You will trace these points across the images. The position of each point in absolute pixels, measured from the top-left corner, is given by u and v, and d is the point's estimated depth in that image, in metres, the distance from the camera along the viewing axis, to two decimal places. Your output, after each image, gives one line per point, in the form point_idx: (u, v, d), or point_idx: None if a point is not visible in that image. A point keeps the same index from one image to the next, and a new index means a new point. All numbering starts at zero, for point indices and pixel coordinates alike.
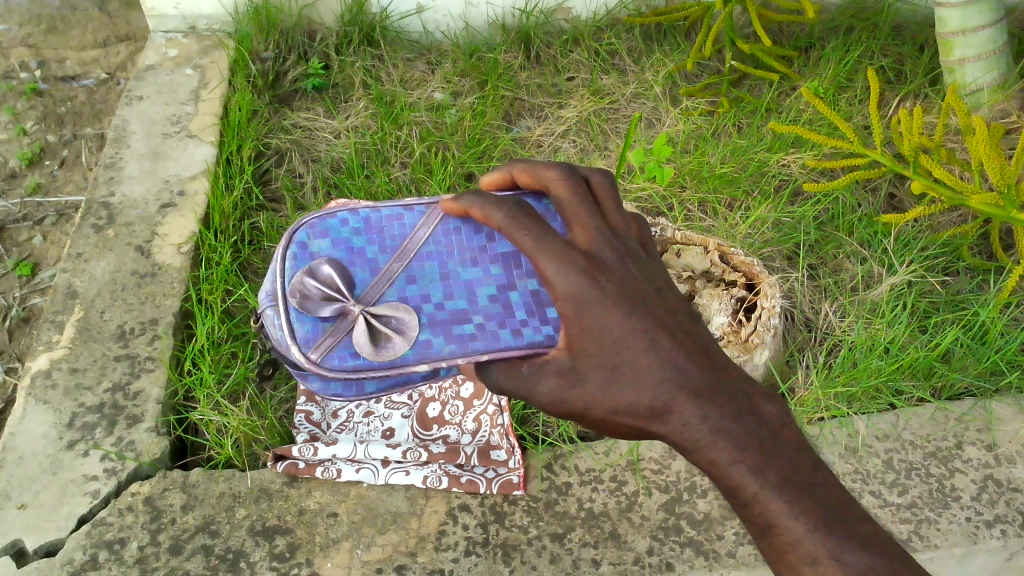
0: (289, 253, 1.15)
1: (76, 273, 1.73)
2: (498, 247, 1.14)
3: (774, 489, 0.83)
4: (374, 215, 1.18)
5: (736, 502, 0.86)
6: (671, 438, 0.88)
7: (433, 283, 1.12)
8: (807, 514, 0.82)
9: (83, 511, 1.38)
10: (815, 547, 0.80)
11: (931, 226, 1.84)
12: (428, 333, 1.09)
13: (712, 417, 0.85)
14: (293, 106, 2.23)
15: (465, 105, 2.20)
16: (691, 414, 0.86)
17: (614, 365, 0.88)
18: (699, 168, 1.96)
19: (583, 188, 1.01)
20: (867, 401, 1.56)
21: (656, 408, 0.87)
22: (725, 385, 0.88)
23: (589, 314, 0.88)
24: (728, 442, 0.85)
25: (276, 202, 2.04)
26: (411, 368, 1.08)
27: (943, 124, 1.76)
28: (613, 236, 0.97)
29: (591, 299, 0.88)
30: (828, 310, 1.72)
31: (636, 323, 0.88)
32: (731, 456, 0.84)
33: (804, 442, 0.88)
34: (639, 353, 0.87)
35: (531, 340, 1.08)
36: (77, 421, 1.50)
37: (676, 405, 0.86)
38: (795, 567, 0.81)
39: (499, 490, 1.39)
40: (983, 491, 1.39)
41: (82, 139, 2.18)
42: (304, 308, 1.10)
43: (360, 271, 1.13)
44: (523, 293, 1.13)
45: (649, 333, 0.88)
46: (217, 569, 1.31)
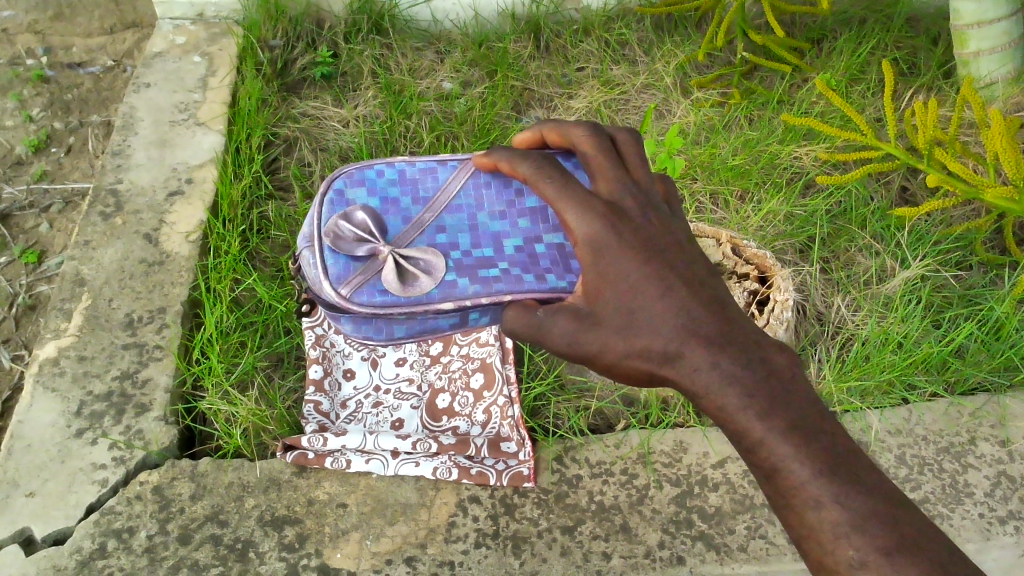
0: (327, 200, 1.22)
1: (83, 261, 1.72)
2: (526, 201, 1.20)
3: (781, 432, 0.77)
4: (409, 169, 1.26)
5: (743, 449, 0.80)
6: (682, 386, 0.83)
7: (462, 233, 1.18)
8: (815, 458, 0.76)
9: (92, 500, 1.38)
10: (819, 490, 0.75)
11: (945, 221, 1.84)
12: (455, 275, 1.13)
13: (721, 362, 0.81)
14: (301, 94, 2.22)
15: (474, 94, 2.18)
16: (701, 358, 0.82)
17: (628, 309, 0.86)
18: (711, 160, 1.94)
19: (609, 146, 1.01)
20: (880, 395, 1.55)
21: (668, 353, 0.83)
22: (737, 335, 0.84)
23: (607, 258, 0.88)
24: (736, 386, 0.80)
25: (284, 191, 2.03)
26: (437, 306, 1.11)
27: (958, 116, 1.73)
28: (637, 189, 0.96)
29: (609, 245, 0.88)
30: (840, 304, 1.72)
31: (653, 271, 0.87)
32: (739, 401, 0.79)
33: (814, 394, 0.82)
34: (653, 297, 0.86)
35: (553, 286, 1.13)
36: (85, 409, 1.49)
37: (688, 350, 0.83)
38: (799, 512, 0.76)
39: (509, 482, 1.38)
40: (996, 488, 1.38)
41: (89, 126, 2.17)
42: (338, 247, 1.15)
43: (393, 219, 1.20)
44: (548, 246, 1.18)
45: (664, 280, 0.86)
46: (226, 559, 1.30)
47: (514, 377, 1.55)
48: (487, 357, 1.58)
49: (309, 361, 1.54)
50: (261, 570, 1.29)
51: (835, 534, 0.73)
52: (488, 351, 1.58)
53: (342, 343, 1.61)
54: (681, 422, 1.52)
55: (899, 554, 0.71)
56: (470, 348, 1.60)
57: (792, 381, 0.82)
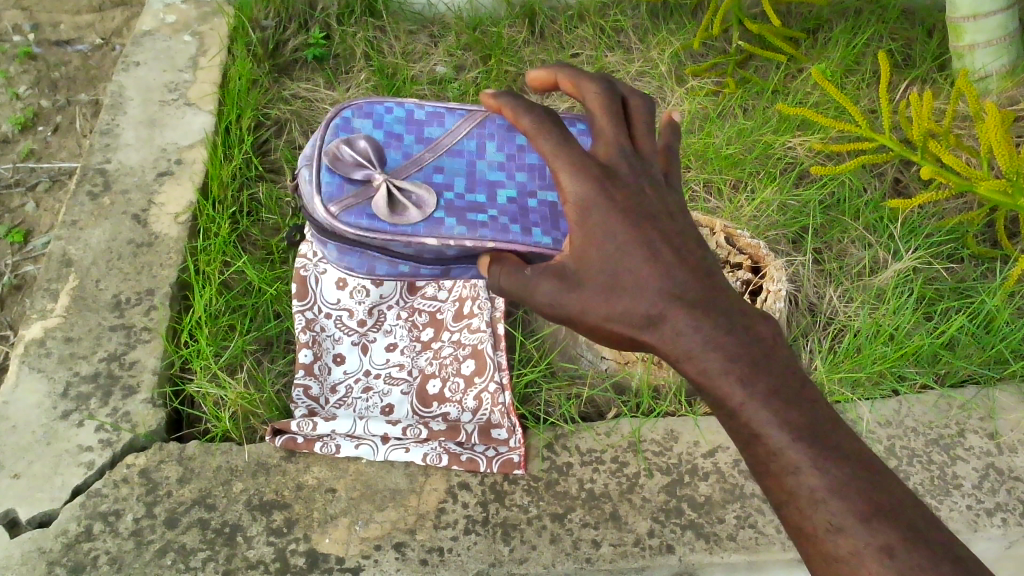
0: (333, 125, 1.26)
1: (70, 241, 1.70)
2: (526, 159, 1.26)
3: (762, 399, 0.77)
4: (418, 111, 1.30)
5: (723, 417, 0.79)
6: (662, 350, 0.83)
7: (459, 177, 1.23)
8: (794, 424, 0.76)
9: (78, 483, 1.36)
10: (799, 456, 0.74)
11: (938, 213, 1.84)
12: (444, 213, 1.18)
13: (705, 327, 0.81)
14: (293, 76, 2.22)
15: (467, 79, 2.18)
16: (685, 324, 0.81)
17: (613, 272, 0.85)
18: (705, 149, 1.95)
19: (617, 106, 0.95)
20: (871, 387, 1.54)
21: (651, 317, 0.82)
22: (722, 303, 0.83)
23: (594, 219, 0.86)
24: (720, 353, 0.79)
25: (275, 173, 2.03)
26: (420, 239, 1.16)
27: (953, 109, 1.73)
28: (635, 156, 0.92)
29: (597, 206, 0.86)
30: (833, 295, 1.72)
31: (639, 235, 0.86)
32: (721, 365, 0.78)
33: (797, 365, 0.81)
34: (638, 261, 0.84)
35: (537, 241, 1.18)
36: (71, 391, 1.48)
37: (671, 314, 0.82)
38: (775, 478, 0.75)
39: (499, 469, 1.38)
40: (984, 479, 1.38)
41: (77, 105, 2.14)
42: (336, 168, 1.19)
43: (394, 153, 1.25)
44: (540, 203, 1.23)
45: (650, 245, 0.85)
46: (214, 543, 1.29)
47: (505, 363, 1.54)
48: (478, 345, 1.58)
49: (298, 346, 1.54)
50: (249, 555, 1.28)
51: (812, 500, 0.73)
52: (481, 339, 1.58)
53: (334, 326, 1.61)
54: (673, 410, 1.52)
55: (874, 519, 0.72)
56: (462, 336, 1.60)
57: (775, 349, 0.82)
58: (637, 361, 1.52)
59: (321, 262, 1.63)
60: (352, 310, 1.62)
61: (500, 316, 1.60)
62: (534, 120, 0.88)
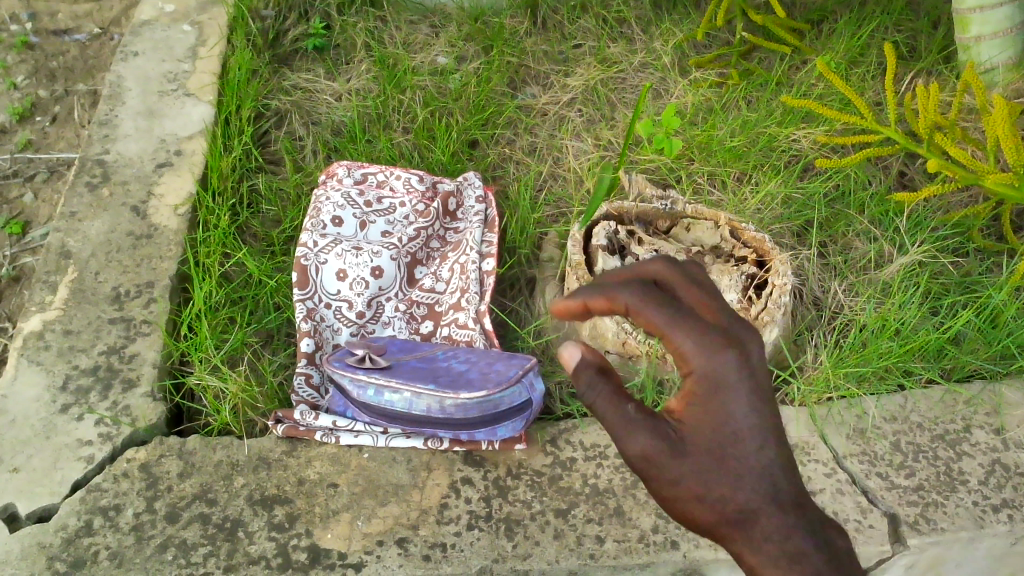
0: None
1: (69, 233, 1.69)
2: None
3: (775, 515, 0.79)
4: None
5: (744, 540, 0.80)
6: (742, 556, 0.80)
7: None
8: (774, 496, 0.79)
9: (77, 477, 1.35)
10: (774, 523, 0.78)
11: (943, 206, 1.83)
12: None
13: (790, 521, 0.78)
14: (293, 66, 2.20)
15: (469, 70, 2.16)
16: (774, 530, 0.78)
17: (720, 453, 0.81)
18: (708, 142, 1.94)
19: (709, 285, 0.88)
20: (877, 382, 1.53)
21: (744, 514, 0.79)
22: (811, 514, 0.79)
23: (716, 402, 0.82)
24: (799, 560, 0.76)
25: (275, 164, 2.01)
26: None
27: (960, 101, 1.71)
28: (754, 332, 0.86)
29: (725, 388, 0.82)
30: (837, 288, 1.71)
31: (759, 423, 0.82)
32: (773, 519, 0.78)
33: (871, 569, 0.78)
34: (749, 453, 0.81)
35: None
36: (71, 384, 1.46)
37: (763, 516, 0.79)
38: (743, 539, 0.80)
39: (501, 446, 1.38)
40: (990, 475, 1.38)
41: (74, 95, 2.13)
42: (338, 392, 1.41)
43: None
44: None
45: (766, 437, 0.81)
46: (215, 538, 1.28)
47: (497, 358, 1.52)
48: (469, 341, 1.55)
49: (299, 335, 1.53)
50: (250, 550, 1.27)
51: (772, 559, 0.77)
52: (471, 336, 1.56)
53: (333, 317, 1.60)
54: (677, 405, 1.50)
55: None
56: (452, 331, 1.58)
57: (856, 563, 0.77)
58: (642, 355, 1.47)
59: (322, 252, 1.64)
60: (351, 302, 1.61)
61: (485, 310, 1.58)
62: (629, 302, 0.85)
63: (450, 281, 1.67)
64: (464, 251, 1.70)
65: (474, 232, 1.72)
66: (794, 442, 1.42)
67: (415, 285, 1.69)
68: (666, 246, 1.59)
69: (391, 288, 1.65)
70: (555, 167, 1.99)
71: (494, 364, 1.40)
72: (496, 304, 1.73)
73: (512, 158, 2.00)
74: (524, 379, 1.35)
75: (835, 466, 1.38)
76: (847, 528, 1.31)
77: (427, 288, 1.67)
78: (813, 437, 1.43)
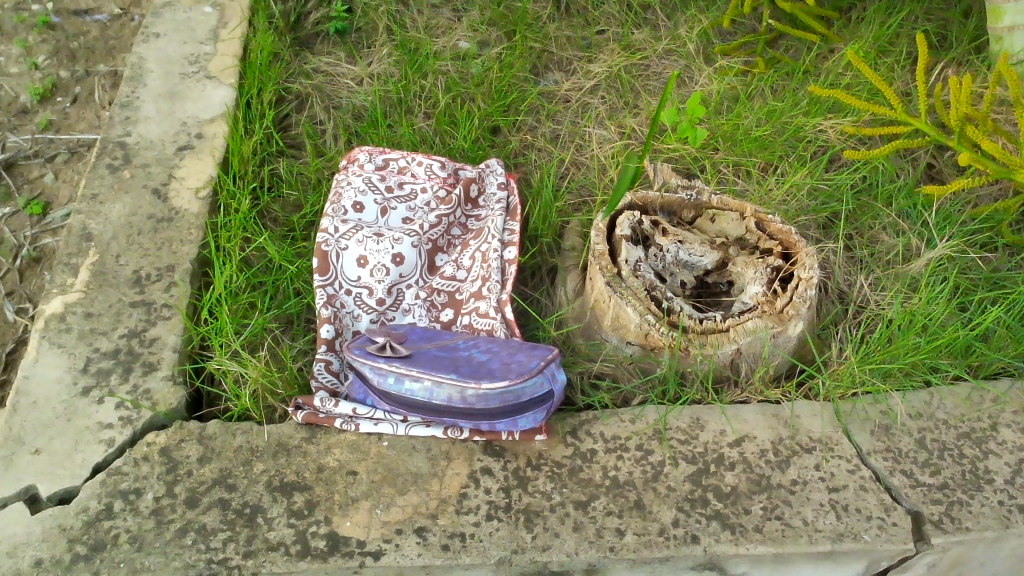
0: None
1: (90, 215, 1.69)
2: None
3: None
4: None
5: None
6: None
7: None
8: None
9: (97, 460, 1.35)
10: None
11: (972, 200, 1.80)
12: None
13: None
14: (314, 50, 2.19)
15: (491, 55, 2.14)
16: None
17: None
18: (733, 131, 1.92)
19: None
20: (902, 377, 1.51)
21: None
22: None
23: None
24: None
25: (296, 148, 2.00)
26: None
27: (992, 93, 1.68)
28: None
29: None
30: (863, 282, 1.69)
31: None
32: None
33: None
34: None
35: None
36: (92, 366, 1.47)
37: None
38: None
39: (521, 437, 1.37)
40: (1017, 475, 1.36)
41: (96, 76, 2.12)
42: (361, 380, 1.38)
43: None
44: None
45: None
46: (234, 524, 1.28)
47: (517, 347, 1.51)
48: (490, 329, 1.55)
49: (320, 321, 1.53)
50: (269, 536, 1.27)
51: None
52: (492, 324, 1.55)
53: (353, 304, 1.59)
54: (699, 398, 1.49)
55: None
56: (473, 319, 1.57)
57: None
58: (664, 348, 1.44)
59: (343, 238, 1.63)
60: (372, 288, 1.60)
61: (506, 299, 1.57)
62: None
63: (472, 269, 1.66)
64: (485, 238, 1.69)
65: (496, 220, 1.71)
66: (817, 437, 1.40)
67: (435, 272, 1.68)
68: (691, 238, 1.57)
69: (412, 275, 1.63)
70: (577, 155, 1.97)
71: (516, 354, 1.36)
72: (517, 293, 1.73)
73: (534, 145, 1.98)
74: (546, 370, 1.30)
75: (858, 462, 1.37)
76: (870, 526, 1.29)
77: (448, 276, 1.66)
78: (837, 433, 1.41)
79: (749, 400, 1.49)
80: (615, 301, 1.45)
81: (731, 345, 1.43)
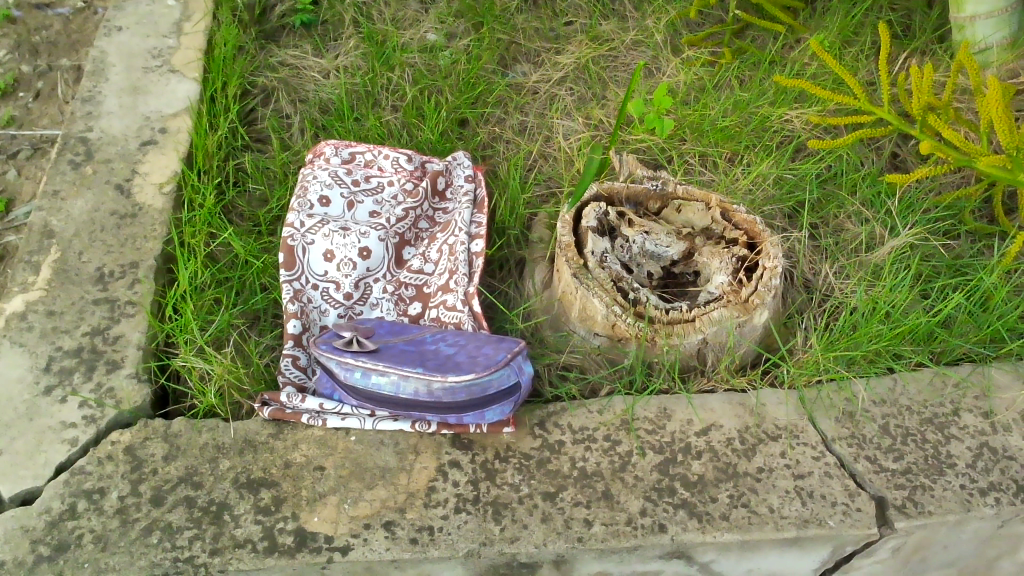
0: None
1: (52, 212, 1.67)
2: None
3: None
4: None
5: None
6: None
7: None
8: None
9: (61, 460, 1.34)
10: None
11: (935, 188, 1.82)
12: None
13: None
14: (281, 43, 2.17)
15: (459, 47, 2.13)
16: None
17: None
18: (700, 122, 1.92)
19: None
20: (866, 364, 1.52)
21: None
22: None
23: None
24: None
25: (262, 142, 1.99)
26: None
27: (954, 82, 1.69)
28: None
29: None
30: (828, 271, 1.70)
31: None
32: None
33: None
34: None
35: None
36: (54, 365, 1.45)
37: None
38: None
39: (489, 430, 1.37)
40: (978, 459, 1.37)
41: (58, 71, 2.09)
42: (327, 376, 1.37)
43: None
44: None
45: None
46: (200, 521, 1.27)
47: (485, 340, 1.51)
48: (457, 322, 1.54)
49: (286, 316, 1.51)
50: (236, 533, 1.26)
51: None
52: (459, 317, 1.55)
53: (320, 299, 1.58)
54: (666, 387, 1.49)
55: None
56: (440, 312, 1.57)
57: None
58: (631, 339, 1.44)
59: (309, 232, 1.61)
60: (339, 283, 1.59)
61: (474, 292, 1.57)
62: None
63: (439, 262, 1.65)
64: (453, 232, 1.68)
65: (464, 212, 1.71)
66: (783, 425, 1.41)
67: (403, 266, 1.67)
68: (657, 228, 1.58)
69: (379, 269, 1.63)
70: (545, 147, 1.97)
71: (483, 347, 1.35)
72: (485, 286, 1.73)
73: (502, 138, 1.98)
74: (513, 363, 1.30)
75: (823, 449, 1.38)
76: (835, 512, 1.30)
77: (416, 269, 1.66)
78: (802, 420, 1.42)
79: (715, 389, 1.50)
80: (582, 292, 1.45)
81: (697, 335, 1.43)
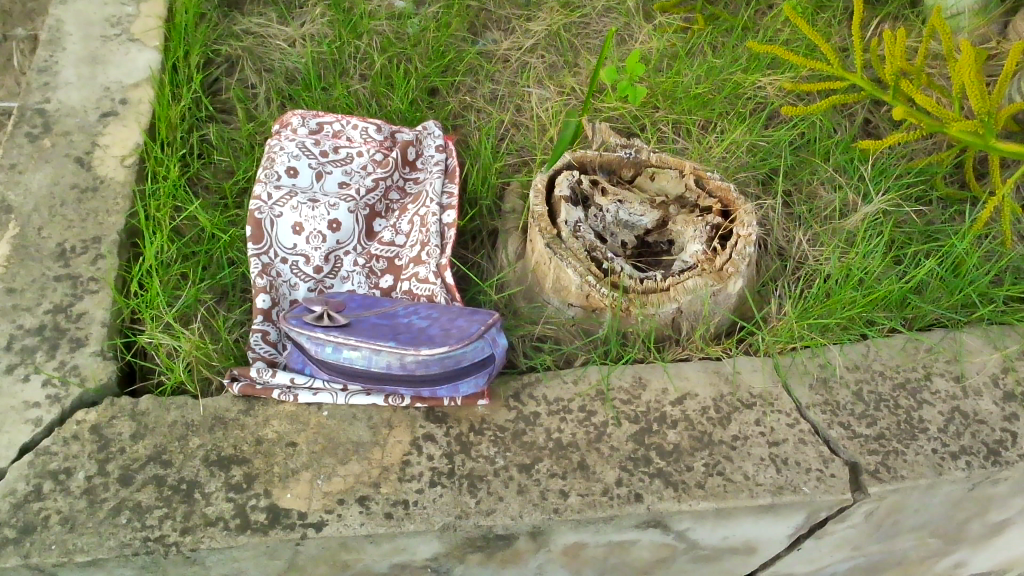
0: None
1: (9, 186, 1.62)
2: None
3: None
4: None
5: None
6: None
7: None
8: None
9: (25, 440, 1.31)
10: None
11: (907, 154, 1.82)
12: None
13: None
14: (244, 11, 2.12)
15: (428, 14, 2.08)
16: None
17: None
18: (673, 89, 1.91)
19: None
20: (840, 331, 1.53)
21: None
22: None
23: None
24: None
25: (227, 113, 1.94)
26: None
27: (925, 47, 1.67)
28: None
29: None
30: (802, 238, 1.70)
31: None
32: None
33: None
34: None
35: None
36: (15, 344, 1.41)
37: None
38: None
39: (463, 402, 1.35)
40: (950, 423, 1.38)
41: (14, 41, 2.02)
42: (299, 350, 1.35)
43: None
44: None
45: None
46: (171, 500, 1.25)
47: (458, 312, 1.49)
48: (429, 295, 1.52)
49: (255, 291, 1.48)
50: (208, 512, 1.24)
51: None
52: (431, 290, 1.52)
53: (289, 272, 1.55)
54: (641, 357, 1.49)
55: None
56: (412, 285, 1.54)
57: None
58: (606, 308, 1.43)
59: (277, 205, 1.58)
60: (308, 256, 1.56)
61: (446, 263, 1.55)
62: None
63: (411, 234, 1.63)
64: (424, 203, 1.66)
65: (434, 183, 1.68)
66: (757, 392, 1.41)
67: (374, 238, 1.65)
68: (630, 197, 1.57)
69: (349, 241, 1.60)
70: (517, 116, 1.94)
71: (456, 320, 1.33)
72: (458, 257, 1.70)
73: (473, 107, 1.94)
74: (486, 336, 1.28)
75: (798, 417, 1.38)
76: (809, 478, 1.31)
77: (387, 241, 1.63)
78: (777, 387, 1.42)
79: (690, 357, 1.50)
80: (555, 262, 1.43)
81: (671, 305, 1.42)
